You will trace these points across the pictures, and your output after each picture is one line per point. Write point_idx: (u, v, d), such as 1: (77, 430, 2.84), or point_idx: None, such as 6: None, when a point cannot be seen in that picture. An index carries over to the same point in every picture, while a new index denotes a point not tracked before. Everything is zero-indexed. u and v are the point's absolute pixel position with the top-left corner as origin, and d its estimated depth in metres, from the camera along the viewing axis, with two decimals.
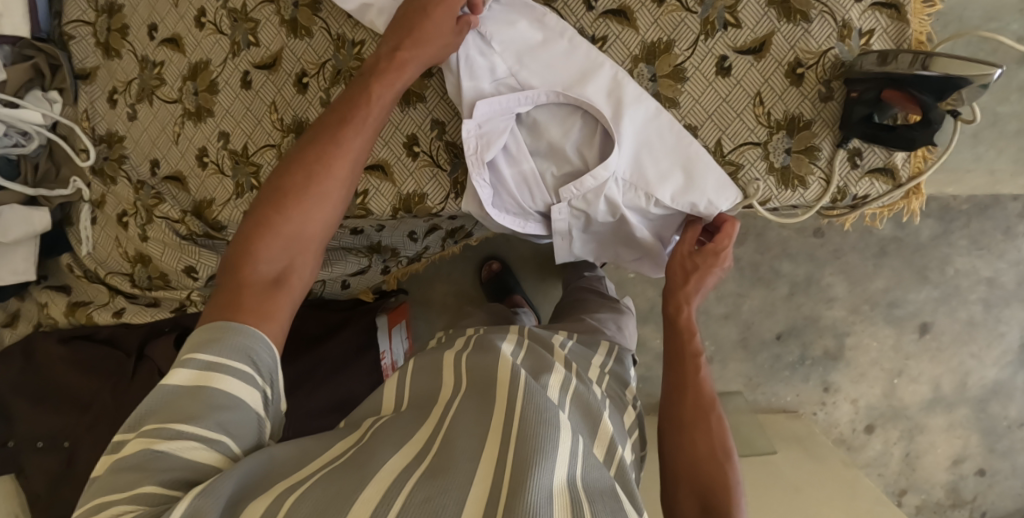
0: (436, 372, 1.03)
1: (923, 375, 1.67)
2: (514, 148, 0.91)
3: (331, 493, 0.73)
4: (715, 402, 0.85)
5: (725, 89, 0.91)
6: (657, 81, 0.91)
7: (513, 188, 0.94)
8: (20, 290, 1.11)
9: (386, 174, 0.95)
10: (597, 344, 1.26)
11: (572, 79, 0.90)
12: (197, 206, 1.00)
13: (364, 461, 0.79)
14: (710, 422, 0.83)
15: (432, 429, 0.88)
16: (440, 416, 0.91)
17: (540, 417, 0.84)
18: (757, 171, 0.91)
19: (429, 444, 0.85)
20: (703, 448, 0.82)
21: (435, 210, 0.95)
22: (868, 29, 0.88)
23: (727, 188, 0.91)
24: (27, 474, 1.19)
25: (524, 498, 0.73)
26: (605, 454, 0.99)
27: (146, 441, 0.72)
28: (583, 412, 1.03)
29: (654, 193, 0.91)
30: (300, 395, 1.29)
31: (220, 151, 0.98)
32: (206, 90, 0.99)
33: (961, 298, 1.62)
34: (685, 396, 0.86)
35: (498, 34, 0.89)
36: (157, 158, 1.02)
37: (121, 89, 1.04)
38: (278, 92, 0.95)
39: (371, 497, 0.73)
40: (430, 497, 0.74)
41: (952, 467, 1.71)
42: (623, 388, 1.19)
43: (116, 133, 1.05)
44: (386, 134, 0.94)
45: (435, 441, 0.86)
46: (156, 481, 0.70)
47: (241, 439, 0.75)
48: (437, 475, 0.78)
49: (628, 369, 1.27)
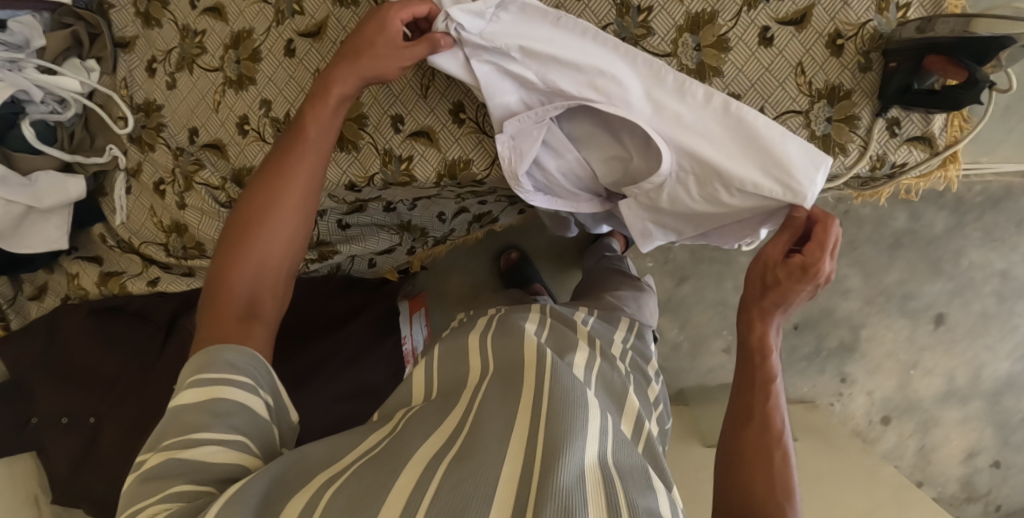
0: (472, 346, 1.03)
1: (938, 367, 1.68)
2: (555, 142, 0.92)
3: (360, 491, 0.71)
4: (780, 441, 0.80)
5: (768, 58, 0.92)
6: (701, 50, 0.93)
7: (562, 180, 0.95)
8: (49, 260, 1.12)
9: (431, 141, 0.94)
10: (618, 321, 1.27)
11: (606, 79, 0.87)
12: (237, 174, 1.00)
13: (397, 450, 0.79)
14: (772, 464, 0.78)
15: (460, 415, 0.86)
16: (473, 393, 0.91)
17: (567, 399, 0.83)
18: (800, 139, 0.93)
19: (461, 421, 0.85)
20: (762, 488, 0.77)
21: (480, 177, 0.95)
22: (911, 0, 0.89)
23: (815, 154, 0.84)
24: (48, 452, 1.17)
25: (555, 477, 0.72)
26: (633, 431, 0.97)
27: (168, 451, 0.73)
28: (609, 393, 1.01)
29: (732, 182, 0.86)
30: (313, 387, 1.21)
31: (262, 119, 0.98)
32: (248, 59, 0.98)
33: (975, 290, 1.64)
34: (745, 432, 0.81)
35: (517, 40, 0.86)
36: (196, 127, 1.02)
37: (160, 58, 1.04)
38: (323, 59, 0.94)
39: (405, 486, 0.72)
40: (464, 479, 0.72)
41: (967, 460, 1.71)
42: (646, 363, 1.21)
43: (154, 101, 1.04)
44: (432, 101, 0.93)
45: (465, 425, 0.84)
46: (186, 483, 0.72)
47: (256, 438, 0.77)
48: (468, 457, 0.76)
49: (649, 344, 1.29)
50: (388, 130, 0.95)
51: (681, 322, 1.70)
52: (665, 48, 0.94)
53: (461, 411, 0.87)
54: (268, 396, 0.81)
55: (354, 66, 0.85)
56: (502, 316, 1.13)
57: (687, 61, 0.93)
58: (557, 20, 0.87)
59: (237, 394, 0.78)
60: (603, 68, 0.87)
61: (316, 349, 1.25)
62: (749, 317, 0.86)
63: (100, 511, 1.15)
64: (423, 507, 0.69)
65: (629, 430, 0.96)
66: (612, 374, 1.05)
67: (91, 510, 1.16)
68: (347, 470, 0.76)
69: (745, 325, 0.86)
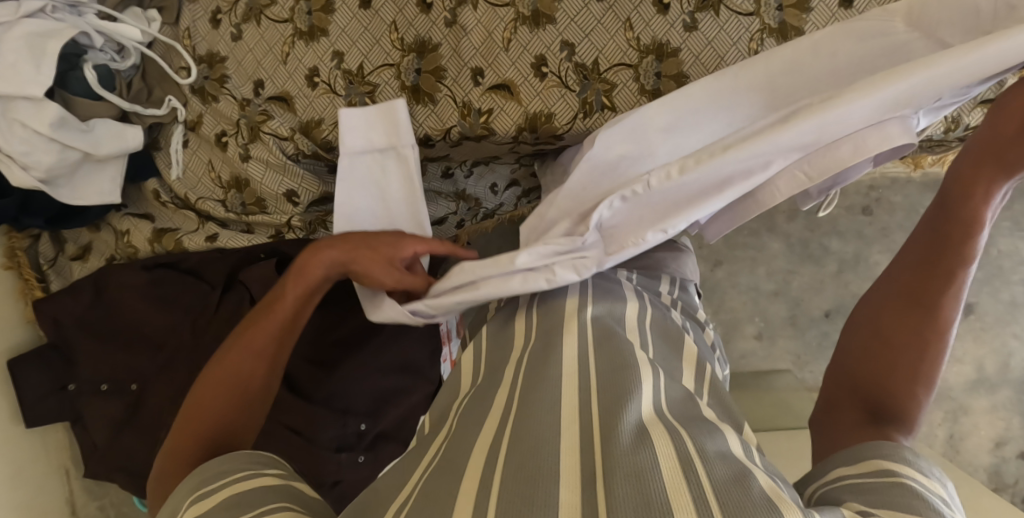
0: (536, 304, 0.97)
1: (966, 355, 1.70)
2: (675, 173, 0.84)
3: (440, 491, 0.69)
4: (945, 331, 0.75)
5: (848, 20, 0.87)
6: (782, 10, 0.88)
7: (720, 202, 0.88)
8: (98, 217, 1.09)
9: (511, 94, 0.93)
10: (659, 276, 1.18)
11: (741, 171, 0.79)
12: (305, 126, 0.98)
13: (456, 451, 0.75)
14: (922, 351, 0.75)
15: (508, 393, 0.82)
16: (517, 360, 0.88)
17: (617, 363, 0.79)
18: None
19: (519, 378, 0.83)
20: (898, 376, 0.76)
21: (561, 131, 0.93)
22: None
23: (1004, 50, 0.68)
24: (87, 420, 1.13)
25: (616, 442, 0.67)
26: (694, 380, 0.86)
27: None
28: (664, 337, 0.92)
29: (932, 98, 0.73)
30: (366, 353, 1.15)
31: (333, 71, 0.96)
32: (321, 10, 0.97)
33: (1003, 279, 1.66)
34: (901, 310, 0.77)
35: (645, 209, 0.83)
36: (262, 79, 1.00)
37: (225, 9, 1.02)
38: (399, 11, 0.95)
39: (469, 489, 0.67)
40: (524, 463, 0.68)
41: (994, 450, 1.71)
42: (694, 317, 1.14)
43: (217, 53, 1.02)
44: (514, 53, 0.91)
45: (514, 399, 0.79)
46: None
47: (286, 494, 0.70)
48: (524, 438, 0.70)
49: (692, 298, 1.22)
50: (468, 82, 0.94)
51: (715, 306, 1.69)
52: (747, 7, 0.88)
53: (540, 360, 0.84)
54: (276, 470, 0.74)
55: (342, 251, 0.90)
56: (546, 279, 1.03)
57: (769, 21, 0.88)
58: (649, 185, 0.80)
59: (251, 478, 0.71)
60: (756, 155, 0.77)
61: (349, 322, 1.16)
62: (973, 171, 0.73)
63: (134, 485, 1.12)
64: (492, 501, 0.65)
65: (690, 385, 0.85)
66: (666, 322, 0.96)
67: (127, 484, 1.13)
68: (417, 485, 0.73)
69: (963, 190, 0.73)
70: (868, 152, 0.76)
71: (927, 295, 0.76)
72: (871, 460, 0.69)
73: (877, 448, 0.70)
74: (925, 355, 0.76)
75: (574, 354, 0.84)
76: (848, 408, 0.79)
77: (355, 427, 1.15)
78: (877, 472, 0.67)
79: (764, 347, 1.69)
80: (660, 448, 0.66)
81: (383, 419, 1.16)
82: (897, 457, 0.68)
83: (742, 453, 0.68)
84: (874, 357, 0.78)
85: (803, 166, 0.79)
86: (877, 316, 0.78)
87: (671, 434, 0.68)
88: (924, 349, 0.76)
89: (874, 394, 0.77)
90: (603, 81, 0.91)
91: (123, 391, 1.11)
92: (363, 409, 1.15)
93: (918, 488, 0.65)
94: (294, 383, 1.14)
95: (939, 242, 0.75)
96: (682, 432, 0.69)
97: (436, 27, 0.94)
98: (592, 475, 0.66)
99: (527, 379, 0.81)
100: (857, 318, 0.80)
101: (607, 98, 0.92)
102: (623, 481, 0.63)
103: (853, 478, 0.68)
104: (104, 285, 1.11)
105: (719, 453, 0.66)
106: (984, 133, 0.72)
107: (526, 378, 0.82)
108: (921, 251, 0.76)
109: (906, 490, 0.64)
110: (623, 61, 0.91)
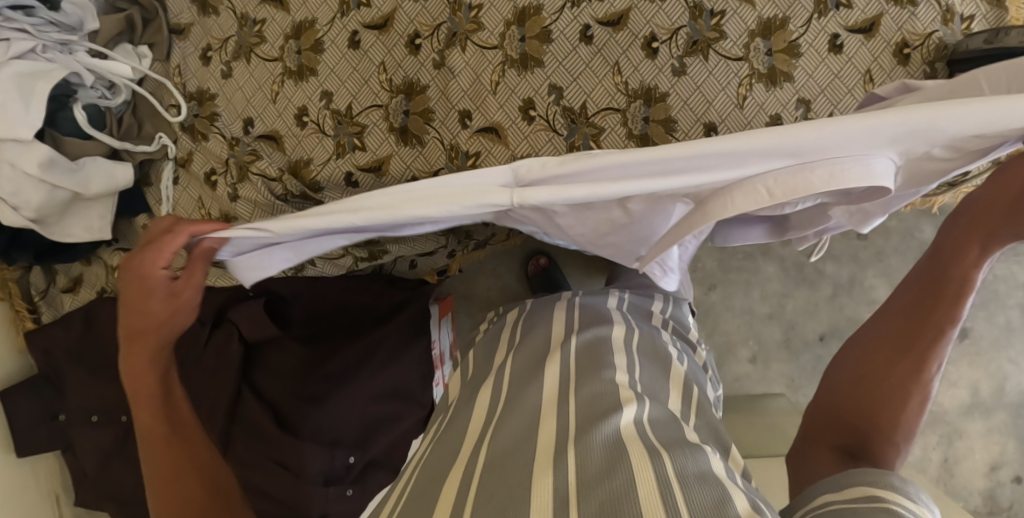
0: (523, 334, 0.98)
1: (962, 379, 1.69)
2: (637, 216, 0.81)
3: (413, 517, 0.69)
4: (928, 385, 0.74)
5: (837, 65, 0.88)
6: (772, 55, 0.88)
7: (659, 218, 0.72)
8: (89, 251, 1.09)
9: (499, 137, 0.93)
10: (652, 292, 1.11)
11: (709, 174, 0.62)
12: (294, 166, 0.99)
13: (433, 478, 0.75)
14: (905, 402, 0.74)
15: (484, 423, 0.81)
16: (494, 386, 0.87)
17: (597, 399, 0.78)
18: None
19: (496, 408, 0.83)
20: (878, 424, 0.74)
21: None
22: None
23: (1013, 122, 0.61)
24: (78, 450, 1.14)
25: (594, 475, 0.66)
26: (681, 403, 0.85)
27: None
28: (653, 357, 0.91)
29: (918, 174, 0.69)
30: (355, 387, 1.12)
31: (322, 110, 0.97)
32: (310, 49, 0.97)
33: (999, 303, 1.66)
34: (888, 354, 0.75)
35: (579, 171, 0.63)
36: (251, 117, 1.00)
37: (215, 46, 1.02)
38: (388, 52, 0.95)
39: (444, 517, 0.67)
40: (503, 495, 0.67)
41: (989, 474, 1.70)
42: (687, 333, 1.07)
43: (207, 90, 1.02)
44: (501, 96, 0.92)
45: (485, 435, 0.79)
46: None
47: None
48: (505, 472, 0.70)
49: (687, 315, 1.13)
50: (455, 125, 0.94)
51: (709, 329, 1.69)
52: (736, 52, 0.88)
53: (515, 395, 0.83)
54: None
55: (147, 337, 0.75)
56: (529, 315, 1.02)
57: (758, 66, 0.89)
58: (549, 161, 0.64)
59: None
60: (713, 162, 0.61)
61: (342, 357, 1.13)
62: (968, 230, 0.71)
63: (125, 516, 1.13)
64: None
65: (677, 407, 0.83)
66: (655, 340, 0.94)
67: (118, 514, 1.14)
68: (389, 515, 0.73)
69: (958, 246, 0.71)
70: (845, 181, 0.61)
71: (917, 346, 0.74)
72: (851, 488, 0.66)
73: (862, 475, 0.67)
74: (909, 401, 0.74)
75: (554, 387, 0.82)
76: (826, 452, 0.77)
77: (343, 460, 1.11)
78: (860, 500, 0.64)
79: (759, 370, 1.69)
80: (638, 464, 0.66)
81: (372, 448, 1.13)
82: (886, 484, 0.65)
83: (725, 474, 0.67)
84: (859, 395, 0.76)
85: (769, 181, 0.62)
86: (867, 356, 0.77)
87: (651, 455, 0.67)
88: (907, 395, 0.74)
89: (851, 439, 0.76)
90: (590, 125, 0.91)
91: (114, 422, 1.12)
92: (351, 441, 1.12)
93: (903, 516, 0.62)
94: (280, 415, 1.10)
95: (931, 293, 0.73)
96: (661, 452, 0.68)
97: (424, 69, 0.94)
98: (566, 494, 0.65)
99: (504, 409, 0.81)
100: (846, 353, 0.78)
101: (594, 143, 0.92)
102: (599, 507, 0.62)
103: (840, 505, 0.65)
104: (95, 317, 1.13)
105: (698, 471, 0.66)
106: (981, 193, 0.70)
107: (504, 408, 0.82)
108: (908, 303, 0.75)
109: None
110: (611, 106, 0.91)
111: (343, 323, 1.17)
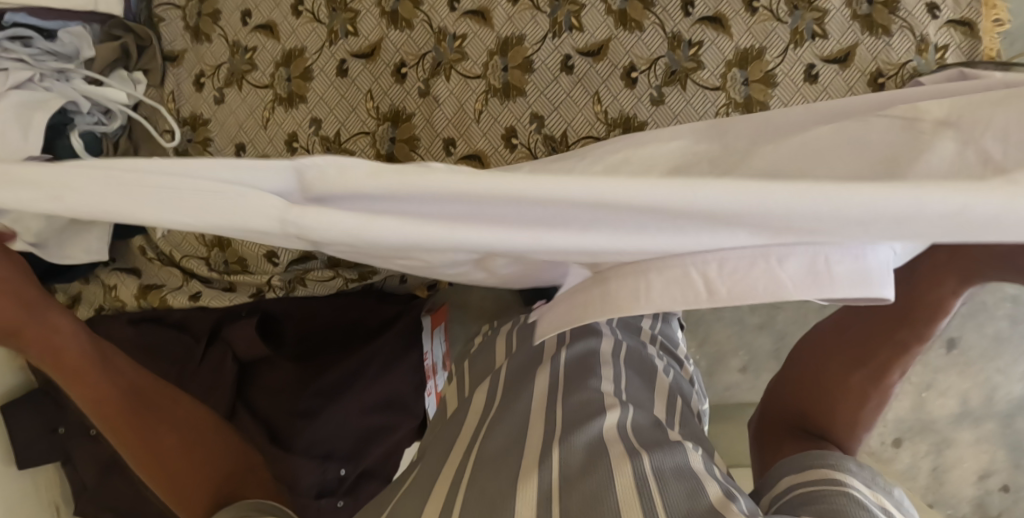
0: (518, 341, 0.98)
1: (951, 389, 1.66)
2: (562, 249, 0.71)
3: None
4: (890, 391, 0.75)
5: (812, 95, 0.90)
6: (749, 86, 0.90)
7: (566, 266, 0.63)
8: (87, 271, 1.13)
9: (482, 164, 0.94)
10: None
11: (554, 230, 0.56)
12: None
13: (427, 484, 0.78)
14: (863, 407, 0.76)
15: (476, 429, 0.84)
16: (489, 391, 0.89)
17: (583, 410, 0.79)
18: None
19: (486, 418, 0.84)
20: (836, 425, 0.77)
21: None
22: (949, 17, 0.88)
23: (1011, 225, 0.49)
24: (79, 461, 1.18)
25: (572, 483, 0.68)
26: (665, 409, 0.85)
27: None
28: (640, 370, 0.90)
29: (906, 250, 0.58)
30: (348, 400, 1.14)
31: (311, 136, 0.99)
32: (299, 77, 1.00)
33: (988, 313, 1.63)
34: (860, 365, 0.75)
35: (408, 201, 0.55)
36: (243, 142, 1.02)
37: (208, 73, 1.05)
38: (375, 81, 0.98)
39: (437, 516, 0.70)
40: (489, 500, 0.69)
41: (978, 482, 1.68)
42: (677, 347, 1.07)
43: (200, 116, 1.05)
44: (485, 124, 0.94)
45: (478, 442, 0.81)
46: None
47: None
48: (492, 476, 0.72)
49: (675, 329, 1.14)
50: (441, 152, 0.96)
51: (700, 339, 1.71)
52: (714, 82, 0.91)
53: (503, 410, 0.83)
54: None
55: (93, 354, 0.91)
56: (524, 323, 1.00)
57: (735, 96, 0.90)
58: (351, 172, 0.56)
59: None
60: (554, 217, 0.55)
61: (333, 373, 1.14)
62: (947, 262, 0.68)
63: None
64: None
65: (663, 414, 0.84)
66: (643, 353, 0.94)
67: None
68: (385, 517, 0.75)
69: (934, 275, 0.69)
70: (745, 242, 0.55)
71: (891, 362, 0.73)
72: (821, 470, 0.69)
73: (823, 459, 0.70)
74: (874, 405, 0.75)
75: (540, 399, 0.84)
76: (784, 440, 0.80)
77: (335, 473, 1.15)
78: (825, 480, 0.67)
79: (748, 379, 1.71)
80: (615, 466, 0.68)
81: (364, 459, 1.16)
82: (843, 467, 0.68)
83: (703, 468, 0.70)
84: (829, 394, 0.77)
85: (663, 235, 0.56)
86: (840, 362, 0.76)
87: (630, 454, 0.69)
88: (873, 403, 0.75)
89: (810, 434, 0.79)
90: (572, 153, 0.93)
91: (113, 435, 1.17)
92: (344, 454, 1.16)
93: (859, 496, 0.65)
94: (275, 431, 1.13)
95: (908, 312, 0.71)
96: (642, 451, 0.70)
97: (410, 97, 0.97)
98: (547, 496, 0.67)
99: (497, 414, 0.83)
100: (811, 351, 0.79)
101: None
102: (580, 503, 0.65)
103: (803, 490, 0.68)
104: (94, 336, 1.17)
105: (674, 465, 0.68)
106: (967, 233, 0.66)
107: (494, 416, 0.83)
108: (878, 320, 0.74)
109: (849, 499, 0.64)
110: (591, 134, 0.93)
111: (335, 337, 1.18)
